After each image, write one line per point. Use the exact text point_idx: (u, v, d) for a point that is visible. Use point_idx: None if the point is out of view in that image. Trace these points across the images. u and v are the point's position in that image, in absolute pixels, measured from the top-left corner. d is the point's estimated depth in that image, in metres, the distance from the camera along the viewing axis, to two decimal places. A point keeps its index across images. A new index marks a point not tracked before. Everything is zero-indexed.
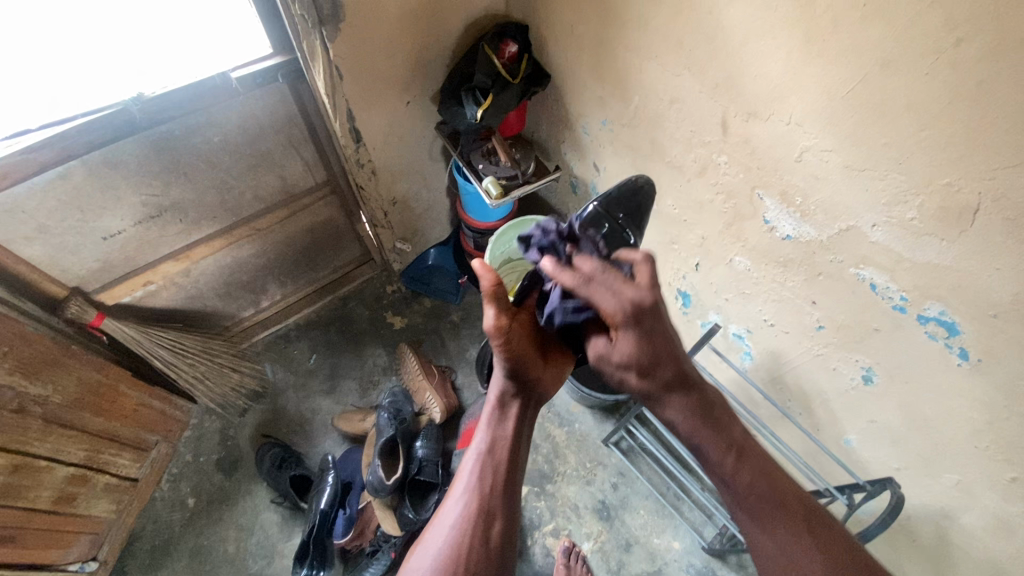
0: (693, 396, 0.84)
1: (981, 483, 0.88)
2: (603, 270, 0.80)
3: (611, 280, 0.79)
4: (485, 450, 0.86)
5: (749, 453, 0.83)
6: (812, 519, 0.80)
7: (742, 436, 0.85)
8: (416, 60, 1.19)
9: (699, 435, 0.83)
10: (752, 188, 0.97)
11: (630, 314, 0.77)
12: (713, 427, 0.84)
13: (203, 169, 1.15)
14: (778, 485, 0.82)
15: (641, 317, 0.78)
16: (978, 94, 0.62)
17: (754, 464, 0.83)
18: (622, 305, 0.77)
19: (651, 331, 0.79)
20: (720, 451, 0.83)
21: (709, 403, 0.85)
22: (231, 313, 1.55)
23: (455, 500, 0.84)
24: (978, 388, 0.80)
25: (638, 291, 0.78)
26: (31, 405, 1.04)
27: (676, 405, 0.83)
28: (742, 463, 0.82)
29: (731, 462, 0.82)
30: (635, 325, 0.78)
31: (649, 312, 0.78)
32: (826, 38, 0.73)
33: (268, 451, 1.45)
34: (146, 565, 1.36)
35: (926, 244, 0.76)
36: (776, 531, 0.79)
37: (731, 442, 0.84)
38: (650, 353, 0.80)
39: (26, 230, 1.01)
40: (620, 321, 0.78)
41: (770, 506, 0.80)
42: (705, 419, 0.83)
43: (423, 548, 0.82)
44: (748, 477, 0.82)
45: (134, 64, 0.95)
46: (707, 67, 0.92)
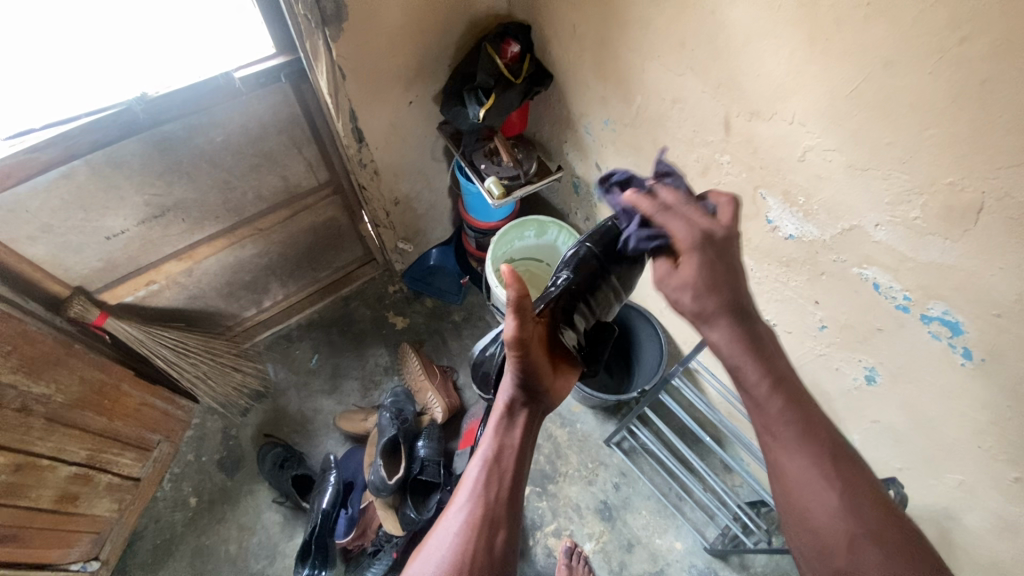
0: (745, 321, 0.71)
1: (984, 483, 0.88)
2: (687, 203, 0.75)
3: (690, 211, 0.74)
4: (492, 457, 0.84)
5: (790, 384, 0.70)
6: (844, 462, 0.68)
7: (786, 368, 0.71)
8: (418, 60, 1.19)
9: (741, 360, 0.70)
10: (754, 188, 0.97)
11: (700, 239, 0.71)
12: (759, 356, 0.70)
13: (205, 168, 1.15)
14: (815, 419, 0.70)
15: (714, 247, 0.71)
16: (982, 93, 0.62)
17: (794, 393, 0.70)
18: (695, 230, 0.72)
19: (719, 260, 0.71)
20: (759, 381, 0.70)
21: (760, 334, 0.71)
22: (233, 313, 1.55)
23: (458, 508, 0.82)
24: (981, 388, 0.80)
25: (713, 225, 0.73)
26: (34, 404, 1.05)
27: (721, 331, 0.70)
28: (781, 394, 0.69)
29: (769, 388, 0.69)
30: (704, 251, 0.71)
31: (717, 243, 0.71)
32: (829, 38, 0.73)
33: (269, 451, 1.46)
34: (148, 564, 1.36)
35: (929, 244, 0.76)
36: (804, 460, 0.68)
37: (773, 370, 0.70)
38: (711, 279, 0.70)
39: (29, 229, 1.01)
40: (691, 245, 0.71)
41: (803, 438, 0.68)
42: (751, 346, 0.70)
43: (423, 556, 0.79)
44: (783, 406, 0.69)
45: (137, 64, 0.96)
46: (709, 67, 0.92)
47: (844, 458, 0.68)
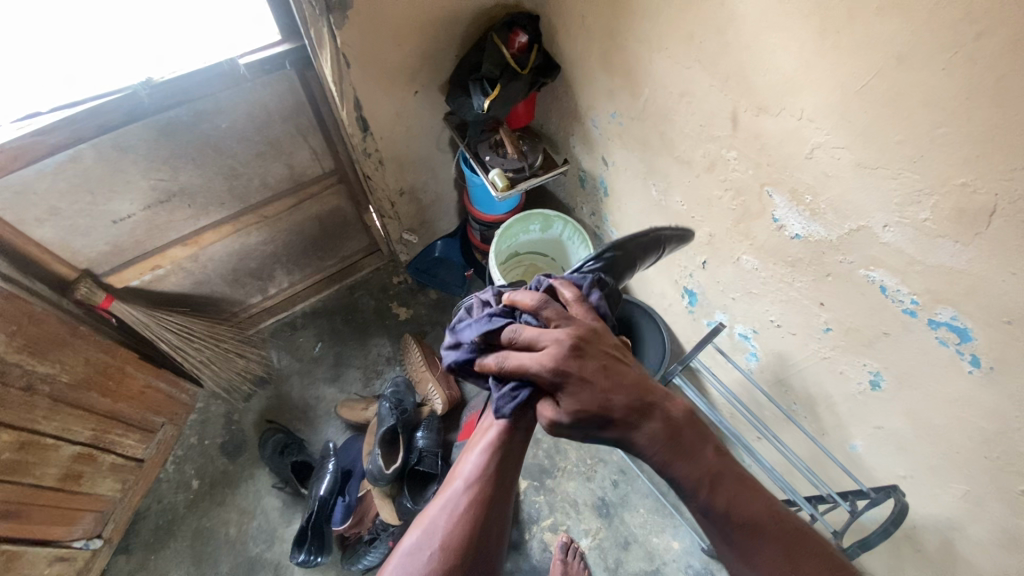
0: (658, 417, 0.72)
1: (989, 494, 0.85)
2: (521, 329, 0.75)
3: (529, 341, 0.73)
4: (505, 445, 0.79)
5: (726, 481, 0.73)
6: (794, 543, 0.71)
7: (716, 462, 0.73)
8: (425, 49, 1.18)
9: (671, 468, 0.71)
10: (761, 186, 0.95)
11: (557, 369, 0.70)
12: (684, 457, 0.71)
13: (210, 154, 1.16)
14: (763, 507, 0.73)
15: (569, 370, 0.70)
16: (997, 91, 0.59)
17: (732, 490, 0.72)
18: (545, 366, 0.70)
19: (585, 377, 0.70)
20: (694, 488, 0.71)
21: (676, 428, 0.72)
22: (239, 300, 1.56)
23: (465, 483, 0.77)
24: (989, 397, 0.78)
25: (555, 340, 0.71)
26: (39, 383, 1.06)
27: (642, 437, 0.71)
28: (718, 495, 0.71)
29: (704, 494, 0.71)
30: (567, 377, 0.70)
31: (571, 358, 0.71)
32: (840, 30, 0.70)
33: (271, 436, 1.47)
34: (150, 543, 1.39)
35: (940, 246, 0.73)
36: (753, 559, 0.71)
37: (704, 470, 0.72)
38: (595, 398, 0.70)
39: (37, 211, 1.02)
40: (553, 383, 0.70)
41: (755, 535, 0.71)
42: (671, 447, 0.71)
43: (428, 527, 0.74)
44: (726, 504, 0.71)
45: (144, 51, 0.96)
46: (717, 61, 0.89)
47: (799, 538, 0.72)
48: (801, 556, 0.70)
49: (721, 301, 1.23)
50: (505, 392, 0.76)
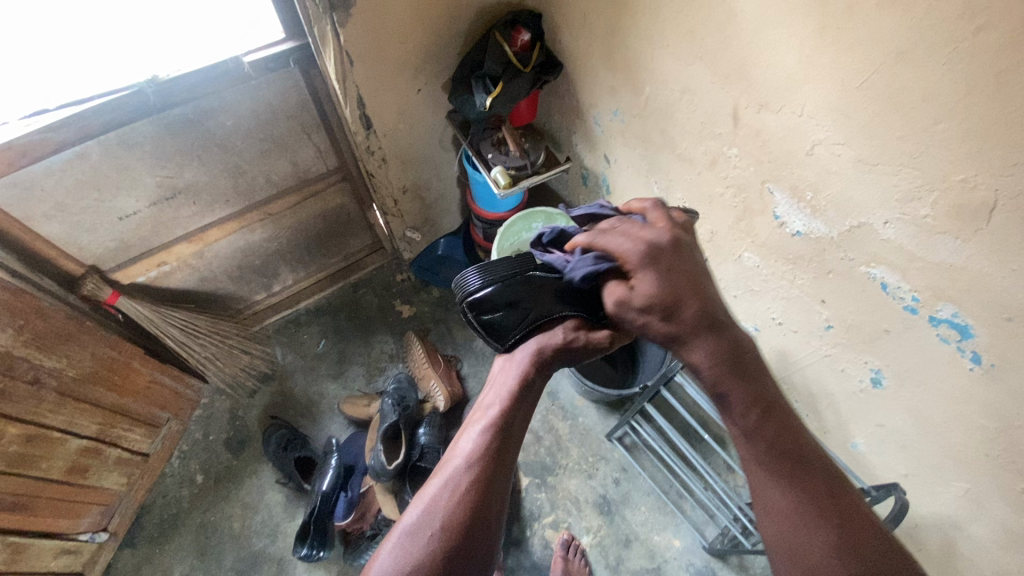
0: (720, 334, 0.67)
1: (990, 492, 0.85)
2: (625, 220, 0.76)
3: (630, 227, 0.74)
4: (505, 425, 0.79)
5: (779, 411, 0.66)
6: (835, 485, 0.63)
7: (774, 391, 0.67)
8: (428, 47, 1.19)
9: (725, 384, 0.66)
10: (762, 182, 0.95)
11: (647, 254, 0.70)
12: (743, 377, 0.67)
13: (216, 151, 1.17)
14: (808, 447, 0.65)
15: (659, 256, 0.70)
16: (997, 86, 0.59)
17: (781, 422, 0.66)
18: (637, 244, 0.70)
19: (671, 267, 0.70)
20: (745, 407, 0.65)
21: (741, 349, 0.68)
22: (243, 296, 1.58)
23: (465, 462, 0.77)
24: (989, 395, 0.78)
25: (653, 232, 0.72)
26: (47, 377, 1.08)
27: (702, 349, 0.67)
28: (770, 421, 0.65)
29: (754, 419, 0.65)
30: (654, 263, 0.69)
31: (667, 251, 0.70)
32: (841, 26, 0.70)
33: (275, 432, 1.48)
34: (155, 537, 1.40)
35: (940, 243, 0.73)
36: (791, 490, 0.63)
37: (760, 396, 0.66)
38: (671, 289, 0.68)
39: (45, 207, 1.04)
40: (636, 261, 0.70)
41: (795, 466, 0.64)
42: (732, 365, 0.66)
43: (428, 506, 0.74)
44: (773, 434, 0.65)
45: (150, 49, 0.97)
46: (718, 58, 0.90)
47: (838, 483, 0.63)
48: (846, 503, 0.62)
49: (723, 299, 1.23)
50: (584, 262, 0.77)
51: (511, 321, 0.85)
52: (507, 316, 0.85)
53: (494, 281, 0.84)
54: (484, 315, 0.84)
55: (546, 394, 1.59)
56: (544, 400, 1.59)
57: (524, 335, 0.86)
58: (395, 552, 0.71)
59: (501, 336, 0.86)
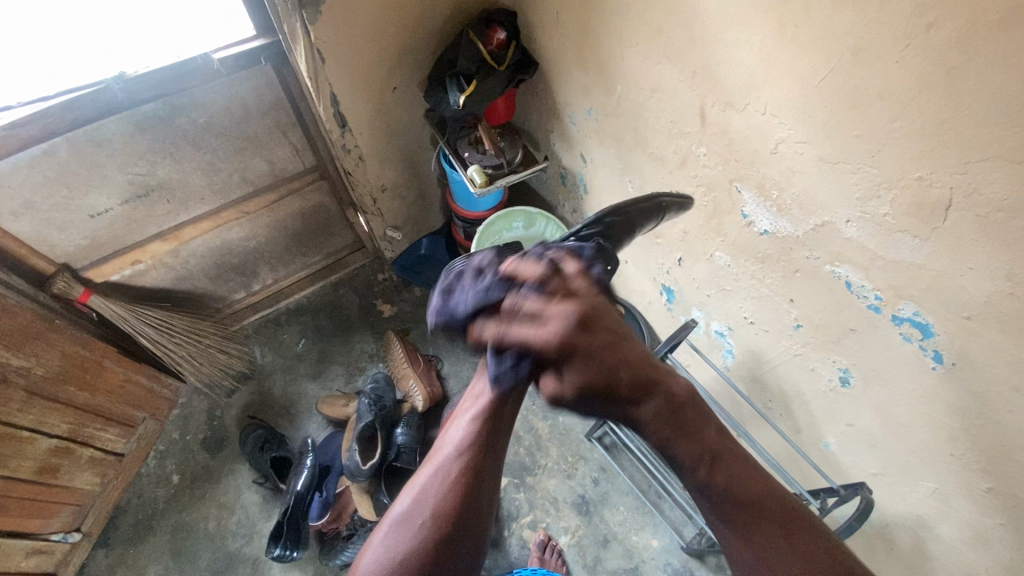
0: (659, 391, 0.73)
1: (955, 491, 0.85)
2: (523, 299, 0.68)
3: (533, 310, 0.67)
4: (492, 417, 0.80)
5: (723, 456, 0.76)
6: (790, 520, 0.75)
7: (715, 440, 0.77)
8: (403, 44, 1.18)
9: (670, 442, 0.75)
10: (730, 181, 0.95)
11: (560, 346, 0.65)
12: (688, 433, 0.75)
13: (188, 149, 1.16)
14: (758, 487, 0.76)
15: (578, 344, 0.66)
16: (949, 84, 0.59)
17: (729, 468, 0.76)
18: (551, 340, 0.65)
19: (592, 350, 0.67)
20: (696, 462, 0.75)
21: (679, 400, 0.75)
22: (222, 296, 1.57)
23: (454, 450, 0.81)
24: (950, 393, 0.78)
25: (562, 313, 0.66)
26: (14, 375, 1.07)
27: (648, 407, 0.72)
28: (718, 472, 0.75)
29: (704, 472, 0.75)
30: (571, 355, 0.66)
31: (580, 333, 0.66)
32: (799, 25, 0.70)
33: (252, 432, 1.47)
34: (129, 537, 1.39)
35: (899, 241, 0.73)
36: (762, 544, 0.74)
37: (705, 448, 0.75)
38: (599, 370, 0.68)
39: (13, 205, 1.03)
40: (558, 358, 0.66)
41: (754, 516, 0.75)
42: (672, 421, 0.74)
43: (420, 494, 0.80)
44: (725, 483, 0.75)
45: (117, 46, 0.97)
46: (684, 56, 0.89)
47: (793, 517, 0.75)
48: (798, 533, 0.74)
49: (697, 298, 1.23)
50: (504, 363, 0.70)
51: None
52: None
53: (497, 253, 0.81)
54: None
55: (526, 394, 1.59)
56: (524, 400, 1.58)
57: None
58: (389, 541, 0.77)
59: None
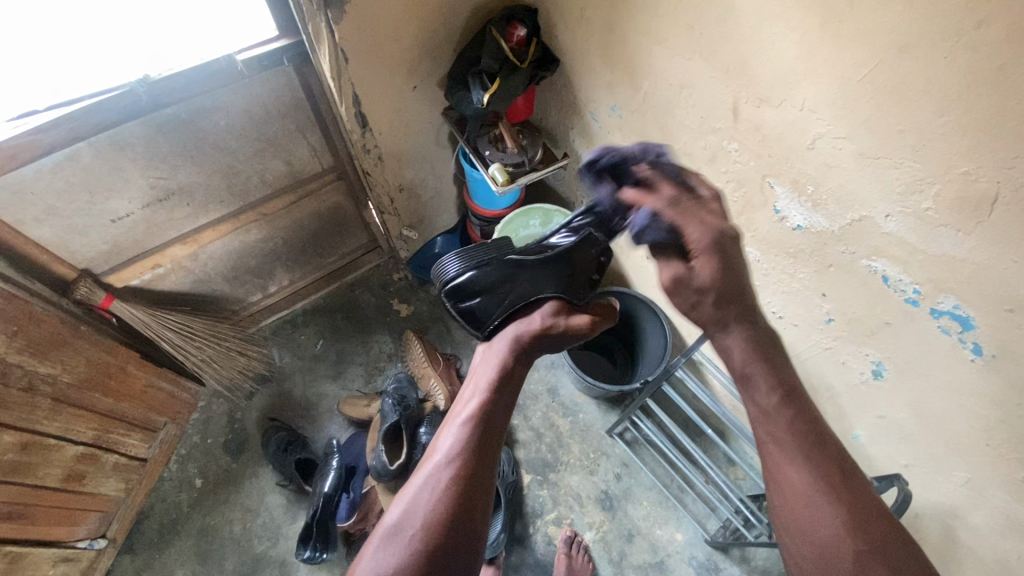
0: (754, 325, 0.75)
1: (990, 481, 0.86)
2: (689, 196, 0.76)
3: (696, 203, 0.75)
4: (484, 417, 0.83)
5: (797, 395, 0.72)
6: (850, 473, 0.69)
7: (793, 379, 0.73)
8: (424, 43, 1.18)
9: (752, 367, 0.73)
10: (762, 177, 0.95)
11: (715, 240, 0.72)
12: (768, 360, 0.73)
13: (209, 151, 1.15)
14: (821, 429, 0.71)
15: (724, 247, 0.72)
16: (998, 81, 0.60)
17: (802, 406, 0.71)
18: (708, 231, 0.72)
19: (730, 262, 0.72)
20: (769, 389, 0.72)
21: (765, 339, 0.75)
22: (239, 298, 1.56)
23: (445, 458, 0.79)
24: (990, 385, 0.78)
25: (718, 222, 0.74)
26: (40, 384, 1.06)
27: (735, 340, 0.74)
28: (789, 404, 0.71)
29: (776, 399, 0.71)
30: (720, 254, 0.72)
31: (731, 243, 0.73)
32: (842, 21, 0.70)
33: (274, 434, 1.47)
34: (154, 543, 1.39)
35: (942, 236, 0.73)
36: (812, 471, 0.68)
37: (782, 381, 0.72)
38: (726, 278, 0.72)
39: (36, 211, 1.02)
40: (703, 247, 0.72)
41: (810, 447, 0.69)
42: (761, 354, 0.74)
43: (410, 504, 0.76)
44: (791, 417, 0.70)
45: (140, 48, 0.95)
46: (717, 53, 0.89)
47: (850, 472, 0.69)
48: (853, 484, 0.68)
49: None
50: (654, 223, 0.74)
51: (489, 304, 0.94)
52: (485, 301, 0.94)
53: (474, 268, 0.94)
54: (464, 301, 0.95)
55: (546, 392, 1.59)
56: (545, 398, 1.58)
57: (503, 321, 0.95)
58: (378, 556, 0.73)
59: (479, 323, 0.95)
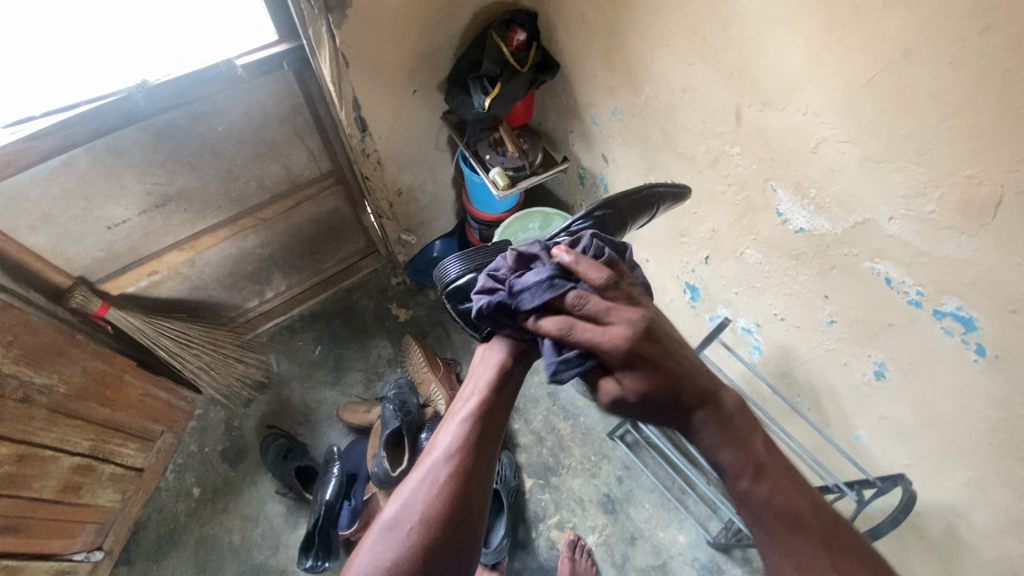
0: (711, 406, 0.75)
1: (992, 480, 0.87)
2: (586, 300, 0.73)
3: (600, 314, 0.73)
4: (484, 415, 0.83)
5: (772, 471, 0.74)
6: (835, 533, 0.71)
7: (762, 454, 0.75)
8: (424, 48, 1.17)
9: (718, 450, 0.74)
10: (765, 180, 0.95)
11: (632, 345, 0.71)
12: (735, 443, 0.74)
13: (207, 157, 1.14)
14: (803, 497, 0.73)
15: (642, 346, 0.72)
16: (1004, 85, 0.60)
17: (777, 482, 0.73)
18: (625, 337, 0.71)
19: (656, 349, 0.72)
20: (738, 474, 0.74)
21: (728, 414, 0.76)
22: (236, 305, 1.54)
23: (444, 454, 0.79)
24: (993, 385, 0.79)
25: (632, 313, 0.73)
26: (36, 395, 1.04)
27: (698, 421, 0.75)
28: (761, 482, 0.73)
29: (748, 481, 0.73)
30: (641, 358, 0.72)
31: (647, 333, 0.72)
32: (848, 26, 0.71)
33: (273, 442, 1.45)
34: (152, 554, 1.37)
35: (945, 238, 0.74)
36: (799, 551, 0.69)
37: (753, 459, 0.74)
38: (660, 375, 0.72)
39: (31, 219, 1.00)
40: (621, 359, 0.71)
41: (789, 526, 0.71)
42: (726, 435, 0.74)
43: (407, 500, 0.76)
44: (767, 494, 0.72)
45: (138, 53, 0.94)
46: (720, 57, 0.90)
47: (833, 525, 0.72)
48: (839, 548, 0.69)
49: (724, 297, 1.24)
50: (566, 364, 0.73)
51: None
52: None
53: (473, 269, 0.92)
54: (462, 303, 0.92)
55: (547, 395, 1.59)
56: (545, 401, 1.58)
57: None
58: (374, 549, 0.73)
59: (477, 326, 0.92)
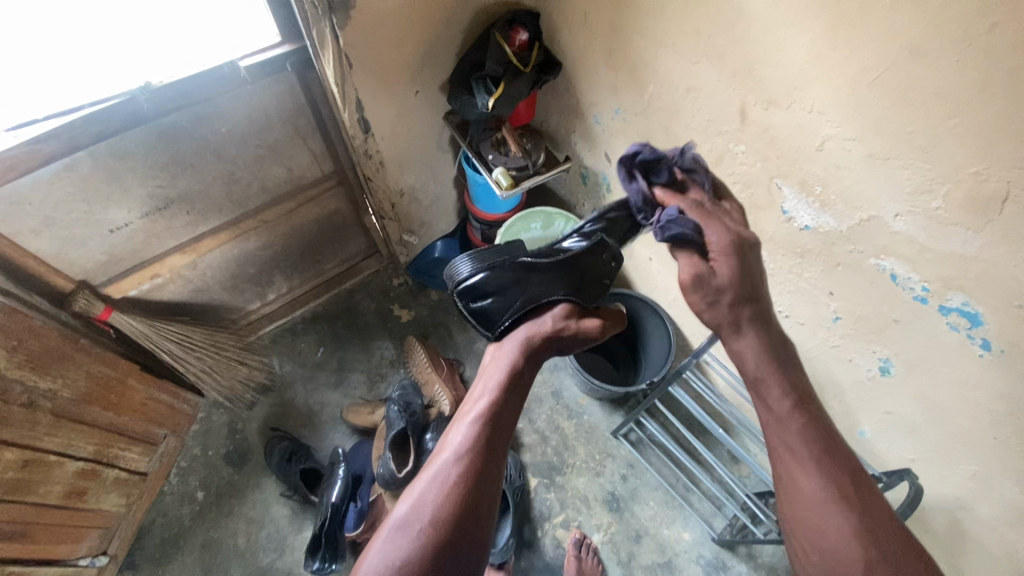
0: (767, 331, 0.82)
1: (997, 474, 0.88)
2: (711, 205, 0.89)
3: (714, 216, 0.87)
4: (494, 416, 0.83)
5: (811, 406, 0.78)
6: (857, 477, 0.74)
7: (806, 391, 0.80)
8: (427, 48, 1.17)
9: (767, 376, 0.80)
10: (770, 178, 0.96)
11: (733, 246, 0.83)
12: (782, 374, 0.80)
13: (210, 159, 1.13)
14: (834, 440, 0.77)
15: (742, 250, 0.83)
16: (1010, 83, 0.61)
17: (813, 416, 0.78)
18: (728, 236, 0.84)
19: (746, 263, 0.83)
20: (781, 398, 0.78)
21: (779, 348, 0.82)
22: (238, 307, 1.54)
23: (454, 454, 0.80)
24: (998, 380, 0.80)
25: (737, 232, 0.86)
26: (41, 400, 1.03)
27: (747, 343, 0.81)
28: (800, 410, 0.77)
29: (788, 407, 0.77)
30: (737, 257, 0.83)
31: (743, 247, 0.84)
32: (854, 24, 0.71)
33: (277, 445, 1.45)
34: (156, 558, 1.36)
35: (951, 235, 0.75)
36: (823, 475, 0.73)
37: (795, 390, 0.79)
38: (744, 281, 0.82)
39: (33, 223, 1.00)
40: (725, 250, 0.82)
41: (820, 454, 0.75)
42: (776, 363, 0.80)
43: (417, 500, 0.76)
44: (801, 425, 0.77)
45: (140, 55, 0.93)
46: (724, 56, 0.90)
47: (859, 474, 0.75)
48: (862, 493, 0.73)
49: None
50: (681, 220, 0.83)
51: (501, 306, 0.92)
52: (498, 301, 0.91)
53: (484, 268, 0.91)
54: (475, 302, 0.92)
55: (550, 394, 1.59)
56: (549, 400, 1.58)
57: (514, 321, 0.93)
58: (383, 549, 0.73)
59: (490, 325, 0.93)
